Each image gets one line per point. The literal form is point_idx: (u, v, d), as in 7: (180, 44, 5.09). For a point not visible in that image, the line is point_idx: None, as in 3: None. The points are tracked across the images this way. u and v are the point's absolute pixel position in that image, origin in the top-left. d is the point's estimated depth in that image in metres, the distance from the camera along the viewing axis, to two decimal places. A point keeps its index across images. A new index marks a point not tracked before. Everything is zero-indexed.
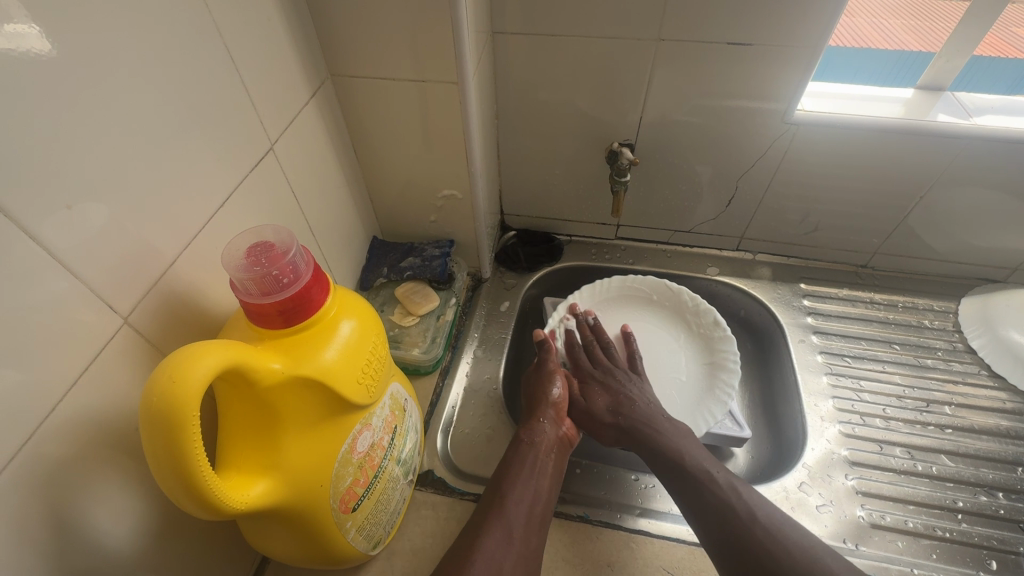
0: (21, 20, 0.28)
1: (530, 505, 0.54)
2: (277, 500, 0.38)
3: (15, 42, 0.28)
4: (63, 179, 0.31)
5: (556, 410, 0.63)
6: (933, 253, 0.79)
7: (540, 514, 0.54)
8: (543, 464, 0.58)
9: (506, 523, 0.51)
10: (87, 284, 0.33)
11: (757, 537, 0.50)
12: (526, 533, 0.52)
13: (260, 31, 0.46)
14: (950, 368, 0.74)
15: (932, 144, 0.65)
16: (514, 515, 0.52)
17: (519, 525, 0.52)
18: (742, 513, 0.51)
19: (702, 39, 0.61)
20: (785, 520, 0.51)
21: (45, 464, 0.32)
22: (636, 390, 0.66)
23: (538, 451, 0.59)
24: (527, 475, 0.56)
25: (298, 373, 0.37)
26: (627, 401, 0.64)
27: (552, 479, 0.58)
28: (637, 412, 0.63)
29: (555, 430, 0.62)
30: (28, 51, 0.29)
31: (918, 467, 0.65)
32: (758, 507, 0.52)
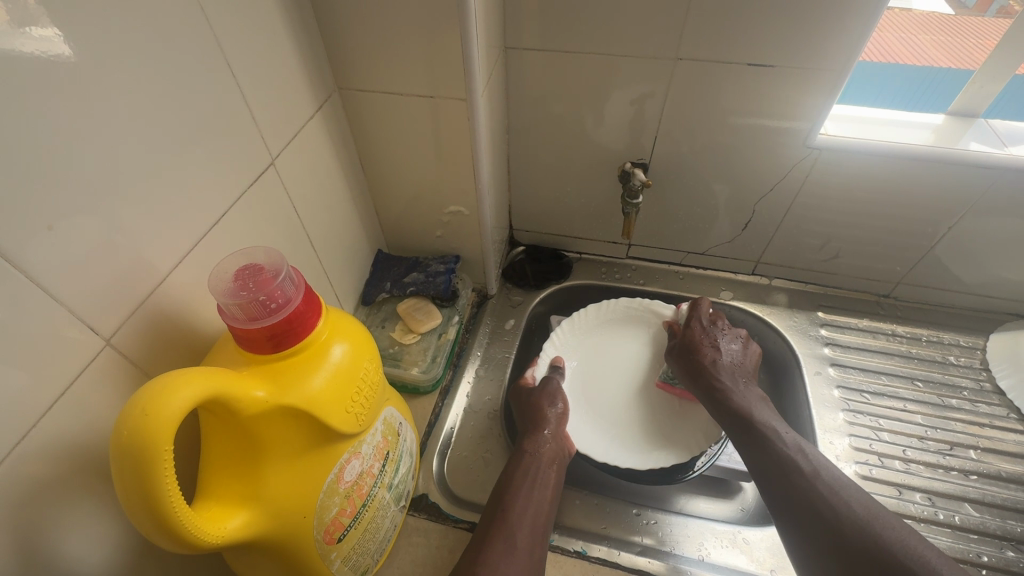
0: (41, 24, 0.29)
1: (535, 518, 0.53)
2: (257, 532, 0.37)
3: (41, 48, 0.29)
4: (48, 199, 0.30)
5: (557, 422, 0.62)
6: (961, 286, 0.75)
7: (543, 526, 0.53)
8: (544, 477, 0.57)
9: (509, 537, 0.50)
10: (70, 306, 0.32)
11: (807, 494, 0.51)
12: (531, 545, 0.51)
13: (264, 44, 0.45)
14: (976, 409, 0.70)
15: (964, 173, 0.62)
16: (517, 526, 0.51)
17: (523, 536, 0.51)
18: (798, 464, 0.53)
19: (722, 59, 0.59)
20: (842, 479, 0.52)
21: (16, 491, 0.30)
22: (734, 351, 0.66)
23: (539, 464, 0.58)
24: (529, 488, 0.55)
25: (283, 401, 0.36)
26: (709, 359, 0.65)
27: (554, 491, 0.57)
28: (720, 369, 0.64)
29: (556, 440, 0.60)
30: (51, 56, 0.29)
31: (939, 516, 0.62)
32: (817, 463, 0.53)
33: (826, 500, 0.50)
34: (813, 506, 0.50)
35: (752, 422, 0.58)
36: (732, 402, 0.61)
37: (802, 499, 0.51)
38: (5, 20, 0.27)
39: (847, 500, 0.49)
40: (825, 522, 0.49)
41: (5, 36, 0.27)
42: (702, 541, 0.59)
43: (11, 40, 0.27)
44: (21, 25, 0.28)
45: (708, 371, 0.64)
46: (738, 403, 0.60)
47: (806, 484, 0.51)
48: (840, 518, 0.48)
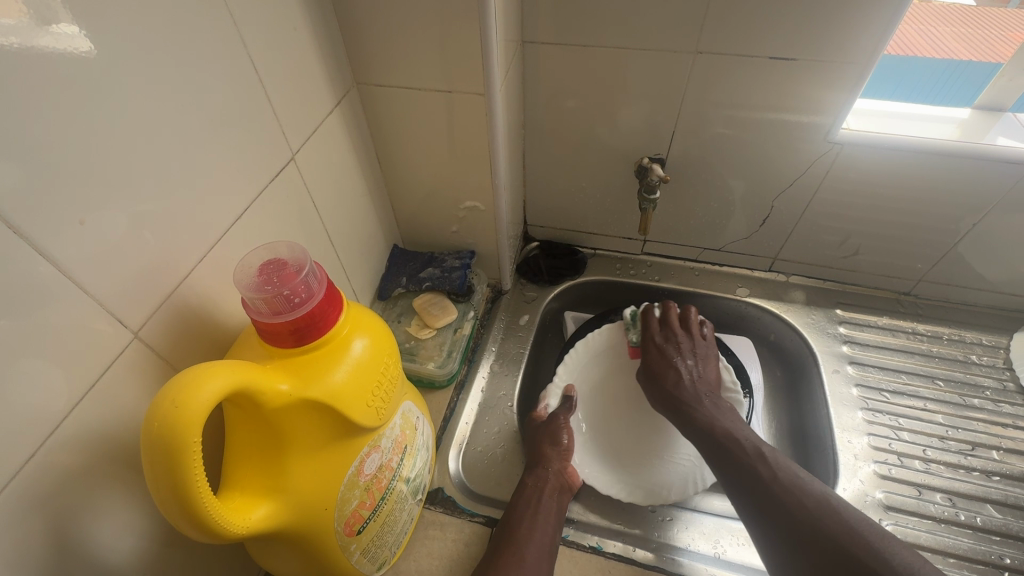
0: (61, 21, 0.28)
1: (540, 538, 0.54)
2: (280, 523, 0.37)
3: (65, 45, 0.29)
4: (78, 196, 0.31)
5: (566, 452, 0.62)
6: (985, 284, 0.73)
7: (552, 544, 0.54)
8: (551, 501, 0.57)
9: (516, 557, 0.51)
10: (97, 298, 0.33)
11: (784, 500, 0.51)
12: (536, 561, 0.52)
13: (283, 38, 0.46)
14: (999, 409, 0.69)
15: (991, 168, 0.60)
16: (525, 547, 0.52)
17: (535, 555, 0.52)
18: (759, 470, 0.54)
19: (743, 52, 0.58)
20: (801, 477, 0.52)
21: (49, 478, 0.31)
22: (700, 365, 0.67)
23: (543, 490, 0.58)
24: (533, 512, 0.56)
25: (305, 395, 0.36)
26: (674, 374, 0.65)
27: (558, 516, 0.57)
28: (683, 384, 0.65)
29: (563, 472, 0.60)
30: (71, 53, 0.29)
31: (961, 517, 0.61)
32: (777, 467, 0.53)
33: (784, 504, 0.50)
34: (774, 502, 0.51)
35: (715, 432, 0.59)
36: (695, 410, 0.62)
37: (762, 500, 0.52)
38: (25, 18, 0.27)
39: (802, 497, 0.50)
40: (787, 519, 0.50)
41: (25, 34, 0.27)
42: (717, 538, 0.59)
43: (32, 38, 0.27)
44: (40, 21, 0.28)
45: (672, 388, 0.65)
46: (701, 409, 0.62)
47: (762, 486, 0.52)
48: (795, 514, 0.50)
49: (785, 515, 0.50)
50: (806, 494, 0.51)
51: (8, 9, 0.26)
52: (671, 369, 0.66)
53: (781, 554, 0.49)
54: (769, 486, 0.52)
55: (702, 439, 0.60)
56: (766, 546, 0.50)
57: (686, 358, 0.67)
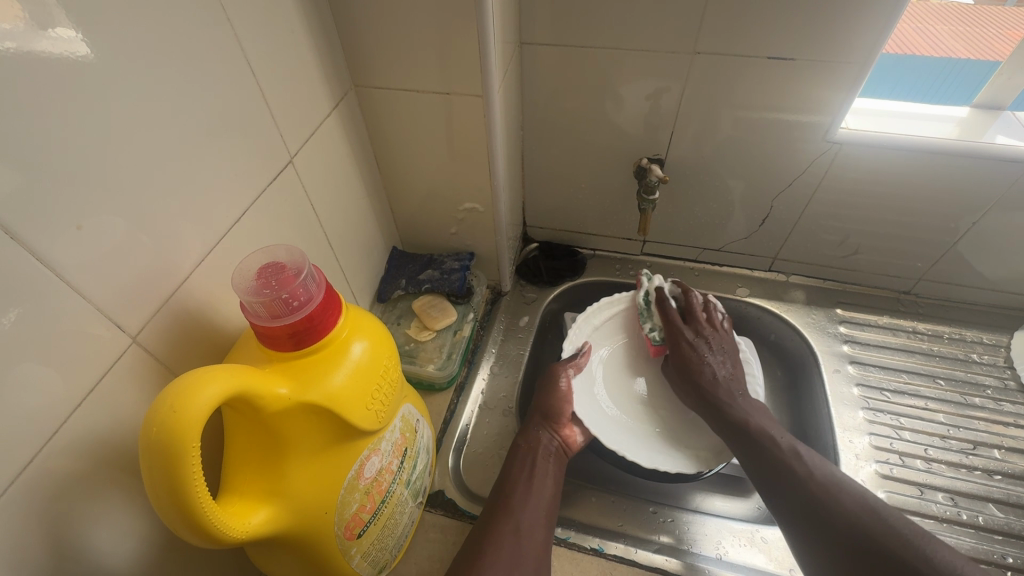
0: (60, 24, 0.29)
1: (536, 502, 0.54)
2: (279, 528, 0.37)
3: (63, 48, 0.29)
4: (77, 201, 0.31)
5: (558, 416, 0.62)
6: (986, 283, 0.73)
7: (547, 511, 0.54)
8: (543, 467, 0.57)
9: (512, 520, 0.51)
10: (95, 303, 0.33)
11: (825, 503, 0.50)
12: (533, 525, 0.52)
13: (281, 41, 0.45)
14: (1000, 408, 0.69)
15: (991, 167, 0.60)
16: (521, 511, 0.52)
17: (529, 522, 0.52)
18: (796, 470, 0.53)
19: (741, 52, 0.58)
20: (839, 478, 0.52)
21: (47, 484, 0.31)
22: (723, 360, 0.65)
23: (536, 453, 0.58)
24: (527, 476, 0.56)
25: (304, 398, 0.36)
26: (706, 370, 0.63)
27: (554, 478, 0.57)
28: (717, 380, 0.63)
29: (554, 434, 0.61)
30: (69, 57, 0.29)
31: (963, 516, 0.61)
32: (814, 468, 0.53)
33: (825, 504, 0.50)
34: (814, 504, 0.50)
35: (752, 431, 0.58)
36: (726, 408, 0.61)
37: (798, 502, 0.51)
38: (23, 20, 0.27)
39: (839, 497, 0.50)
40: (828, 520, 0.49)
41: (24, 37, 0.27)
42: (719, 540, 0.59)
43: (31, 41, 0.27)
44: (40, 25, 0.28)
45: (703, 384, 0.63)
46: (734, 407, 0.60)
47: (801, 487, 0.52)
48: (837, 514, 0.49)
49: (825, 518, 0.49)
50: (842, 492, 0.50)
51: (9, 13, 0.26)
52: (700, 362, 0.64)
53: (823, 555, 0.48)
54: (809, 488, 0.52)
55: (737, 436, 0.58)
56: (805, 547, 0.50)
57: (713, 352, 0.64)
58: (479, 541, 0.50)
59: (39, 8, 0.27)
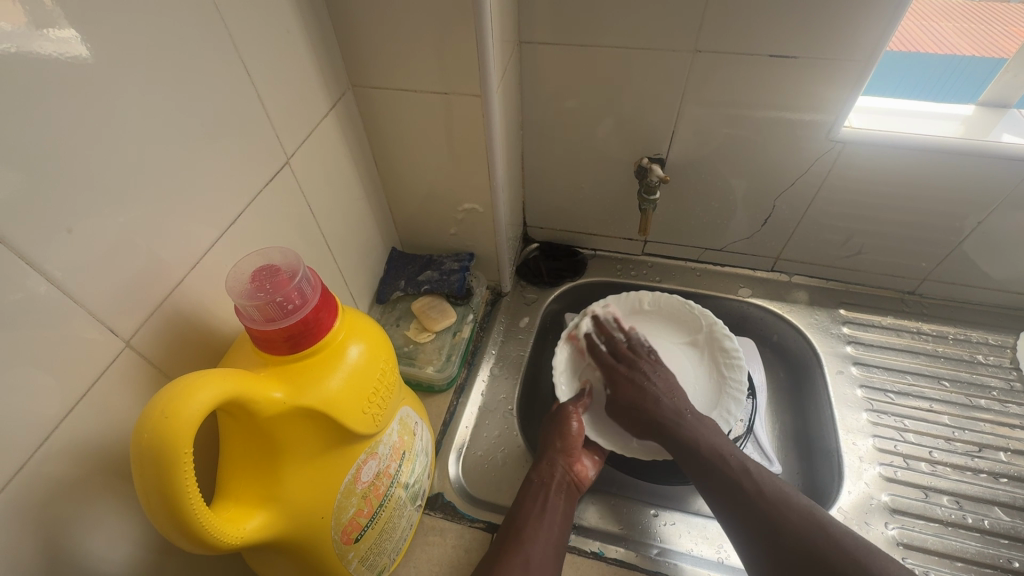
0: (55, 23, 0.28)
1: (547, 536, 0.53)
2: (274, 534, 0.37)
3: (60, 49, 0.29)
4: (68, 205, 0.30)
5: (572, 449, 0.60)
6: (991, 282, 0.72)
7: (556, 549, 0.53)
8: (555, 502, 0.56)
9: (522, 559, 0.50)
10: (88, 307, 0.32)
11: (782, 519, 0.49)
12: (543, 561, 0.51)
13: (277, 41, 0.45)
14: (1006, 410, 0.68)
15: (997, 165, 0.59)
16: (531, 549, 0.51)
17: (537, 561, 0.51)
18: (745, 488, 0.52)
19: (742, 51, 0.58)
20: (786, 492, 0.51)
21: (40, 490, 0.31)
22: (667, 385, 0.64)
23: (549, 487, 0.57)
24: (539, 512, 0.55)
25: (299, 403, 0.35)
26: (648, 396, 0.62)
27: (565, 515, 0.56)
28: (661, 402, 0.61)
29: (569, 468, 0.59)
30: (66, 57, 0.29)
31: (968, 520, 0.60)
32: (762, 482, 0.52)
33: (776, 524, 0.49)
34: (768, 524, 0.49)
35: (700, 450, 0.56)
36: (673, 430, 0.58)
37: (754, 519, 0.50)
38: (23, 21, 0.27)
39: (790, 514, 0.49)
40: (778, 540, 0.48)
41: (21, 38, 0.27)
42: (721, 543, 0.58)
43: (28, 43, 0.27)
44: (37, 26, 0.28)
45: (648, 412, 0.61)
46: (679, 426, 0.58)
47: (753, 506, 0.51)
48: (785, 534, 0.48)
49: (776, 533, 0.49)
50: (791, 509, 0.49)
51: (9, 14, 0.26)
52: (644, 391, 0.63)
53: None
54: (759, 506, 0.50)
55: (685, 457, 0.57)
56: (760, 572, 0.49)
57: (656, 379, 0.64)
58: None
59: (37, 7, 0.27)
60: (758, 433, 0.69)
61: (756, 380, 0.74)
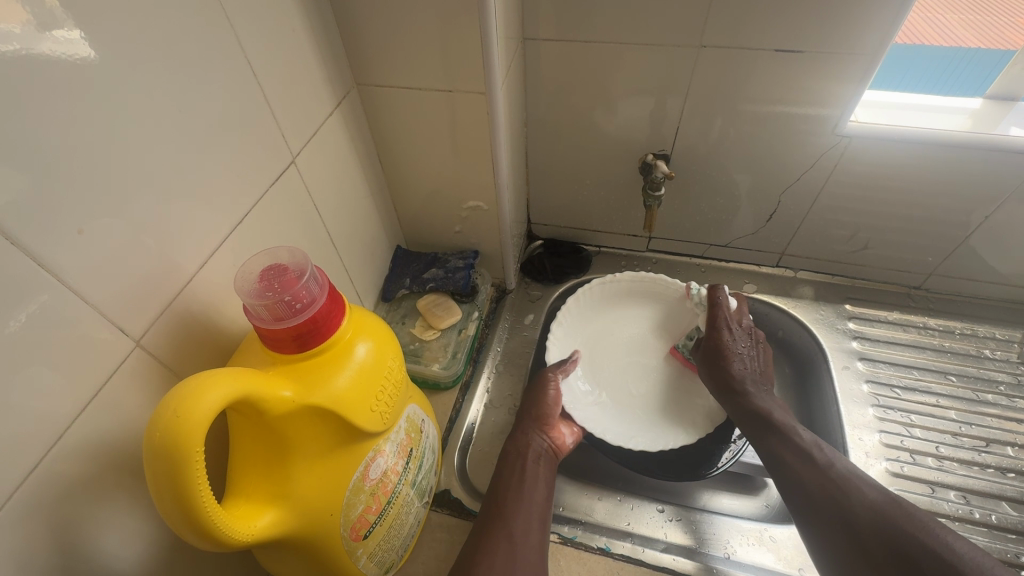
0: (61, 25, 0.28)
1: (529, 502, 0.53)
2: (285, 531, 0.37)
3: (65, 49, 0.29)
4: (76, 205, 0.30)
5: (548, 419, 0.61)
6: (999, 277, 0.72)
7: (540, 514, 0.53)
8: (533, 469, 0.57)
9: (505, 524, 0.51)
10: (98, 308, 0.33)
11: (852, 491, 0.49)
12: (527, 527, 0.51)
13: (282, 40, 0.45)
14: (1013, 404, 0.68)
15: (1006, 159, 0.59)
16: (514, 514, 0.52)
17: (523, 525, 0.51)
18: (816, 458, 0.53)
19: (747, 46, 0.57)
20: (858, 469, 0.52)
21: (54, 488, 0.31)
22: (754, 358, 0.66)
23: (526, 456, 0.58)
24: (518, 480, 0.55)
25: (308, 401, 0.36)
26: (735, 360, 0.64)
27: (545, 482, 0.57)
28: (743, 370, 0.64)
29: (543, 437, 0.60)
30: (70, 57, 0.29)
31: (975, 515, 0.60)
32: (834, 457, 0.53)
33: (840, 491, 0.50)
34: (835, 495, 0.50)
35: (768, 417, 0.59)
36: (748, 398, 0.62)
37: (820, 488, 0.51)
38: (29, 21, 0.27)
39: (862, 487, 0.49)
40: (839, 502, 0.49)
41: (28, 39, 0.27)
42: (727, 540, 0.58)
43: (34, 43, 0.27)
44: (44, 27, 0.28)
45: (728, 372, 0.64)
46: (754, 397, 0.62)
47: (816, 471, 0.52)
48: (850, 503, 0.49)
49: (839, 503, 0.49)
50: (858, 482, 0.50)
51: (12, 16, 0.26)
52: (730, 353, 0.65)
53: (830, 534, 0.49)
54: (827, 476, 0.52)
55: (753, 418, 0.60)
56: (815, 537, 0.50)
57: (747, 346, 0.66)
58: (475, 543, 0.49)
59: (42, 9, 0.27)
60: None
61: None
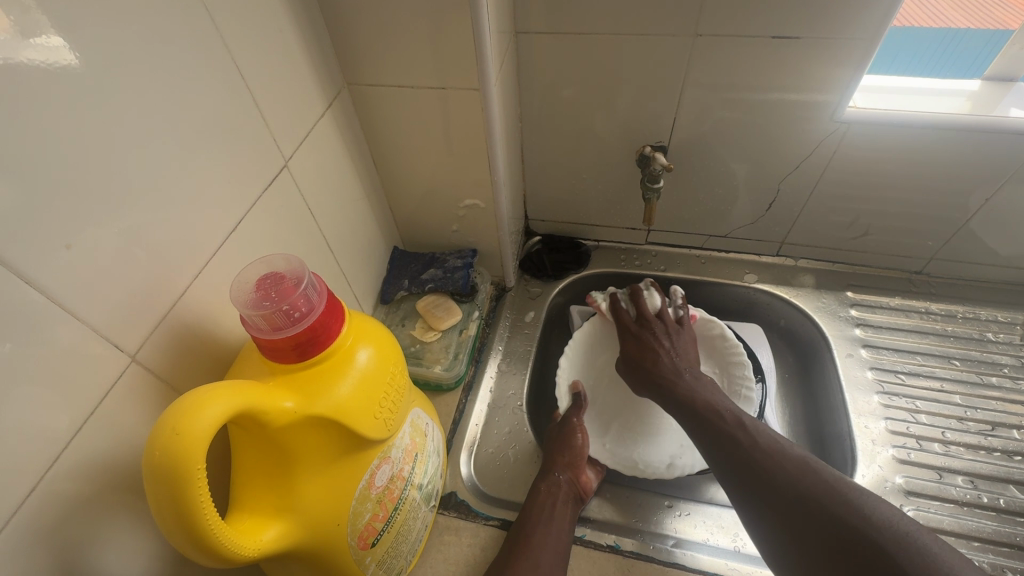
0: (44, 31, 0.28)
1: (556, 542, 0.53)
2: (290, 544, 0.36)
3: (47, 57, 0.28)
4: (63, 219, 0.30)
5: (579, 460, 0.60)
6: (999, 259, 0.72)
7: (563, 555, 0.53)
8: (562, 511, 0.56)
9: (532, 563, 0.50)
10: (89, 323, 0.32)
11: (777, 469, 0.47)
12: (552, 568, 0.51)
13: (269, 39, 0.44)
14: (1017, 386, 0.68)
15: (1006, 141, 0.58)
16: (540, 556, 0.51)
17: (547, 566, 0.51)
18: (738, 439, 0.51)
19: (742, 34, 0.56)
20: (782, 443, 0.49)
21: (53, 511, 0.30)
22: (682, 347, 0.62)
23: (556, 497, 0.56)
24: (547, 519, 0.54)
25: (310, 411, 0.35)
26: (655, 359, 0.61)
27: (571, 522, 0.56)
28: (664, 364, 0.60)
29: (574, 478, 0.59)
30: (54, 65, 0.28)
31: (983, 499, 0.60)
32: (757, 435, 0.51)
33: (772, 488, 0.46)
34: (761, 474, 0.47)
35: (699, 409, 0.55)
36: (673, 389, 0.58)
37: (747, 471, 0.48)
38: (9, 30, 0.26)
39: (781, 462, 0.47)
40: (772, 492, 0.46)
41: (8, 47, 0.26)
42: (737, 532, 0.59)
43: (16, 51, 0.27)
44: (25, 33, 0.27)
45: (654, 374, 0.60)
46: (679, 386, 0.58)
47: (744, 455, 0.49)
48: (784, 486, 0.46)
49: (770, 481, 0.47)
50: (784, 456, 0.48)
51: None
52: (650, 353, 0.62)
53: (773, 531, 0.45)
54: (752, 455, 0.49)
55: (682, 416, 0.56)
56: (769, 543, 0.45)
57: (663, 341, 0.62)
58: None
59: (28, 17, 0.27)
60: (770, 419, 0.69)
61: (765, 365, 0.74)
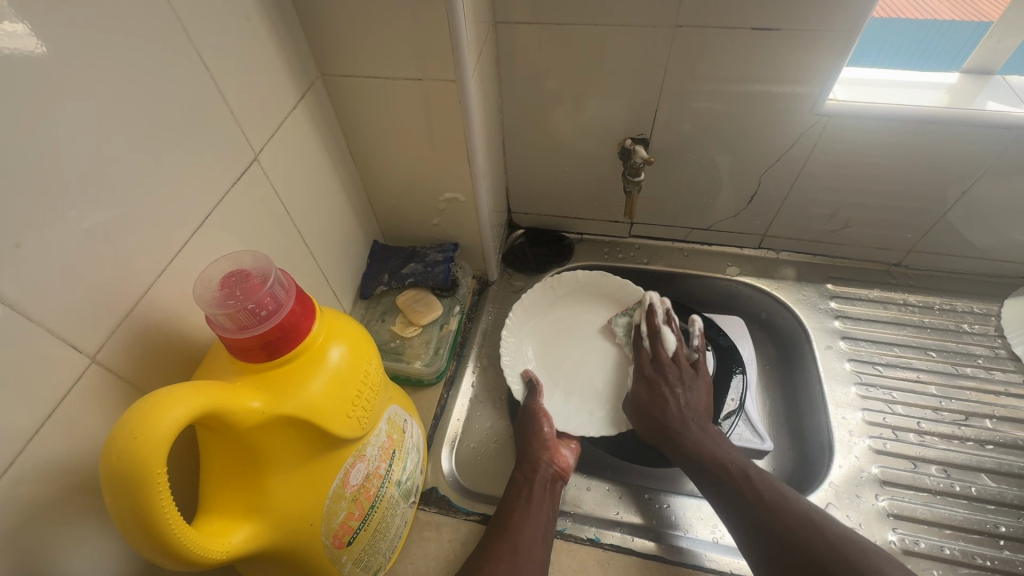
0: (7, 18, 0.27)
1: (536, 521, 0.53)
2: (261, 545, 0.36)
3: (10, 43, 0.27)
4: (13, 217, 0.28)
5: (548, 443, 0.60)
6: (975, 251, 0.72)
7: (544, 538, 0.53)
8: (539, 496, 0.56)
9: (511, 544, 0.50)
10: (45, 325, 0.31)
11: (781, 515, 0.50)
12: (532, 546, 0.51)
13: (235, 29, 0.42)
14: (991, 376, 0.69)
15: (983, 134, 0.59)
16: (521, 537, 0.51)
17: (525, 548, 0.51)
18: (744, 491, 0.53)
19: (723, 26, 0.56)
20: (785, 495, 0.52)
21: (10, 518, 0.29)
22: (691, 394, 0.62)
23: (531, 481, 0.57)
24: (524, 502, 0.55)
25: (279, 411, 0.34)
26: (667, 404, 0.61)
27: (549, 503, 0.56)
28: (673, 410, 0.61)
29: (550, 462, 0.59)
30: (15, 52, 0.28)
31: (956, 488, 0.61)
32: (760, 487, 0.53)
33: (769, 521, 0.50)
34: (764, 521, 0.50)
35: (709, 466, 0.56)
36: (679, 439, 0.59)
37: (750, 512, 0.52)
38: None
39: (787, 516, 0.50)
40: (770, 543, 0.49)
41: None
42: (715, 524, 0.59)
43: None
44: None
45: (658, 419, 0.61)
46: (687, 437, 0.59)
47: (749, 507, 0.52)
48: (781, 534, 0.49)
49: (769, 530, 0.50)
50: (785, 511, 0.50)
51: None
52: (661, 399, 0.62)
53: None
54: (756, 504, 0.52)
55: (691, 469, 0.58)
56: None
57: (675, 386, 0.62)
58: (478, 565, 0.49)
59: None
60: (749, 408, 0.70)
61: (745, 356, 0.74)
